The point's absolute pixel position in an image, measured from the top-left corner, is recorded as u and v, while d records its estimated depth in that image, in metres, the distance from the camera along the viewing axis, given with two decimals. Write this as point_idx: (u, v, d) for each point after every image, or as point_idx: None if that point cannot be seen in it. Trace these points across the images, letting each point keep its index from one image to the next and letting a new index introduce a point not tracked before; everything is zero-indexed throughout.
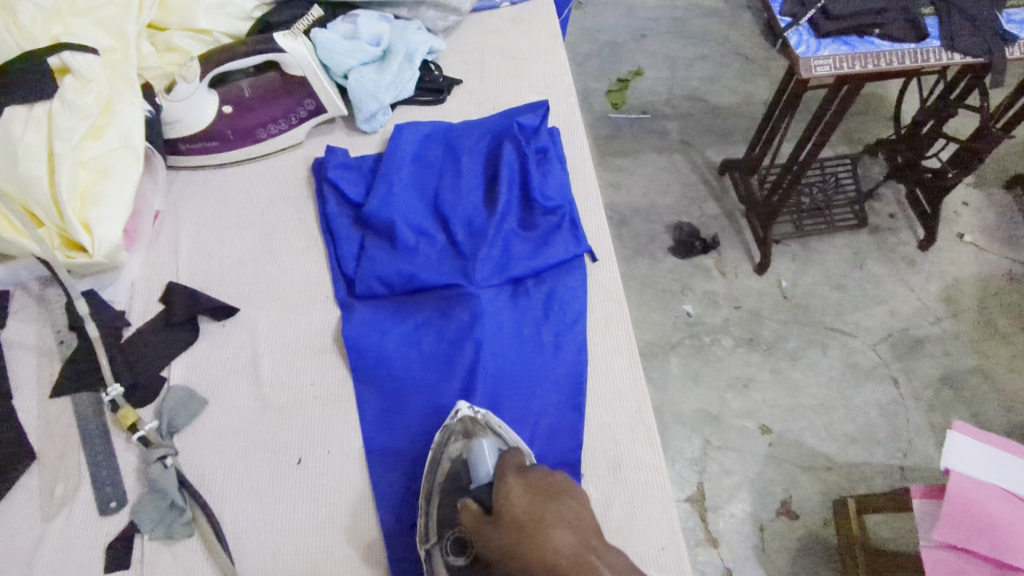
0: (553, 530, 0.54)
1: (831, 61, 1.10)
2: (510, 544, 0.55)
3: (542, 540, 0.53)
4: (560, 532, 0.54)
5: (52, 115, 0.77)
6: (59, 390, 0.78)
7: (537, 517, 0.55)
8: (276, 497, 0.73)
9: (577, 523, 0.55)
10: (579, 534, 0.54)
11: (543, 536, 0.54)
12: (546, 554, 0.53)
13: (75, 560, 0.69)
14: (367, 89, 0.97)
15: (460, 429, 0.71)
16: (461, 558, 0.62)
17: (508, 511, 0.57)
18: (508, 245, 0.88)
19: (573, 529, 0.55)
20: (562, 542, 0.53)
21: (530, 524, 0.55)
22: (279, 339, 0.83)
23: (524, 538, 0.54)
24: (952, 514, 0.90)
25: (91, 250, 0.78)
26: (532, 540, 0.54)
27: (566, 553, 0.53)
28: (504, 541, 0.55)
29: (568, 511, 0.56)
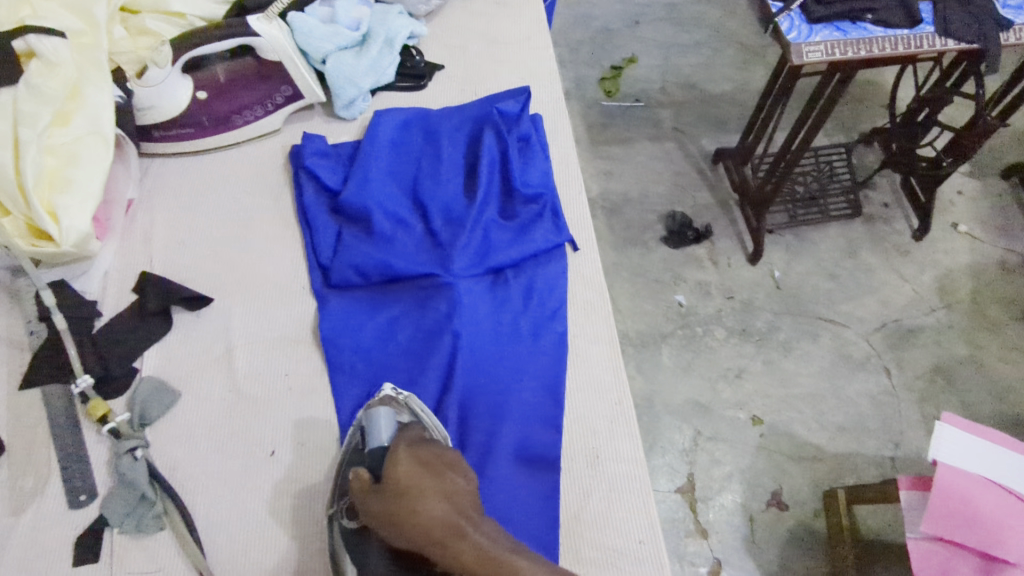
0: (429, 498, 0.51)
1: (822, 47, 1.08)
2: (387, 512, 0.52)
3: (417, 507, 0.50)
4: (436, 501, 0.51)
5: (15, 102, 0.75)
6: (30, 382, 0.77)
7: (414, 486, 0.52)
8: (249, 489, 0.72)
9: (454, 494, 0.52)
10: (455, 504, 0.51)
11: (418, 503, 0.51)
12: (417, 520, 0.50)
13: (43, 556, 0.68)
14: (346, 75, 0.95)
15: (375, 404, 0.68)
16: (354, 521, 0.61)
17: (391, 477, 0.54)
18: (487, 234, 0.87)
19: (450, 498, 0.52)
20: (436, 511, 0.50)
21: (409, 491, 0.52)
22: (254, 331, 0.82)
23: (401, 505, 0.51)
24: (940, 506, 0.88)
25: (57, 239, 0.76)
26: (408, 509, 0.51)
27: (438, 519, 0.50)
28: (380, 509, 0.52)
29: (446, 481, 0.53)
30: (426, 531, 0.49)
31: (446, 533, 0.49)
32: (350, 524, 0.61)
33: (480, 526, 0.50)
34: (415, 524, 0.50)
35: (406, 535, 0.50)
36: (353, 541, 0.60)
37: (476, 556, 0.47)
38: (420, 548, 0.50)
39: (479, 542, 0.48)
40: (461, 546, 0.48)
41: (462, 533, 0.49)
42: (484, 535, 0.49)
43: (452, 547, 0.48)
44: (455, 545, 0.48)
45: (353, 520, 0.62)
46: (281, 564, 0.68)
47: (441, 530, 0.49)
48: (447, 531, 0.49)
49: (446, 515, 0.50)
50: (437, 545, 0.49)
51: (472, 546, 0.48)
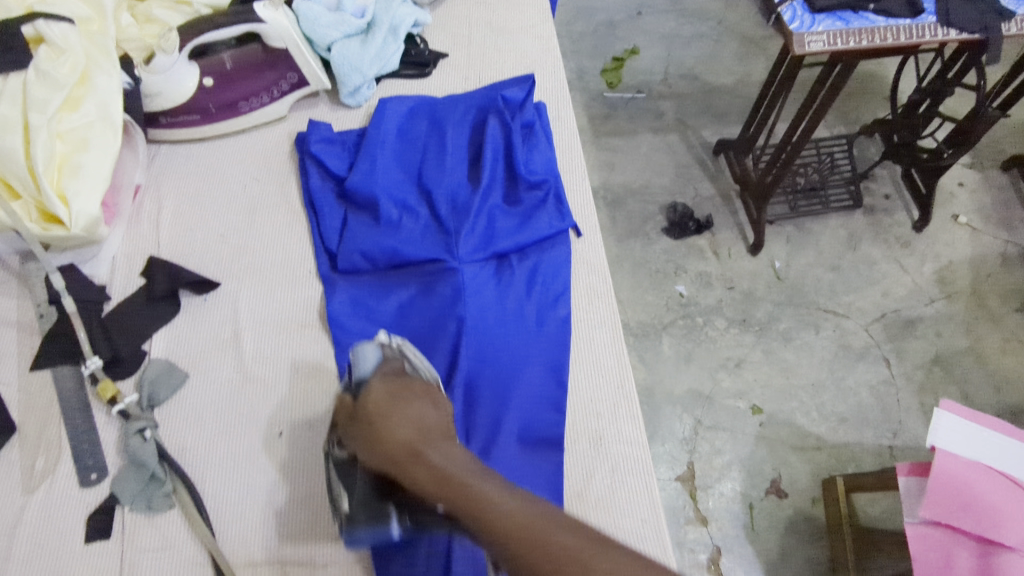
0: (396, 424, 0.53)
1: (825, 37, 1.09)
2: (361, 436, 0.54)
3: (384, 433, 0.53)
4: (402, 426, 0.53)
5: (26, 86, 0.77)
6: (40, 364, 0.78)
7: (385, 412, 0.54)
8: (258, 469, 0.73)
9: (422, 421, 0.54)
10: (419, 430, 0.53)
11: (385, 429, 0.53)
12: (384, 444, 0.52)
13: (56, 533, 0.69)
14: (350, 63, 0.96)
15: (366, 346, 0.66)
16: (343, 451, 0.62)
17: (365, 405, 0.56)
18: (492, 220, 0.88)
19: (417, 424, 0.53)
20: (399, 435, 0.52)
21: (379, 418, 0.54)
22: (262, 314, 0.83)
23: (372, 431, 0.53)
24: (938, 491, 0.89)
25: (68, 223, 0.77)
26: (377, 435, 0.53)
27: (401, 444, 0.51)
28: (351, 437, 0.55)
29: (415, 409, 0.55)
30: (390, 454, 0.51)
31: (406, 456, 0.51)
32: (340, 454, 0.62)
33: (441, 449, 0.51)
34: (382, 448, 0.52)
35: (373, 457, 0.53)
36: (342, 470, 0.61)
37: (429, 475, 0.49)
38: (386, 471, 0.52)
39: (434, 462, 0.50)
40: (417, 467, 0.50)
41: (419, 455, 0.50)
42: (442, 457, 0.50)
43: (409, 467, 0.50)
44: (412, 466, 0.50)
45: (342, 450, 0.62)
46: (290, 542, 0.69)
47: (401, 453, 0.51)
48: (406, 453, 0.51)
49: (406, 439, 0.51)
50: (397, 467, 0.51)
51: (427, 466, 0.49)
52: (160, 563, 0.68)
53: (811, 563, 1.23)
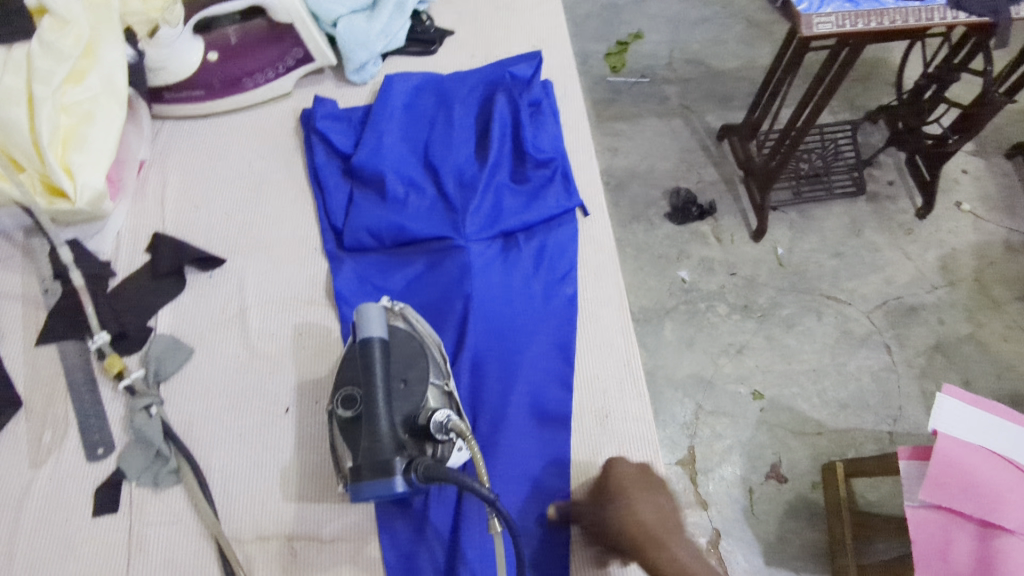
0: (639, 508, 0.61)
1: (833, 18, 1.08)
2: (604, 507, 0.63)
3: (630, 511, 0.61)
4: (644, 510, 0.61)
5: (30, 58, 0.76)
6: (45, 338, 0.78)
7: (626, 489, 0.63)
8: (264, 444, 0.73)
9: (664, 509, 0.62)
10: (662, 517, 0.61)
11: (629, 510, 0.61)
12: (631, 520, 0.61)
13: (63, 507, 0.69)
14: (357, 39, 0.95)
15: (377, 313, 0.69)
16: (349, 410, 0.62)
17: (612, 480, 0.64)
18: (499, 198, 0.87)
19: (660, 512, 0.61)
20: (646, 515, 0.61)
21: (624, 494, 0.63)
22: (267, 291, 0.83)
23: (617, 504, 0.62)
24: (937, 473, 0.90)
25: (73, 197, 0.78)
26: (621, 507, 0.62)
27: (645, 525, 0.60)
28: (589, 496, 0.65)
29: (656, 486, 0.63)
30: (635, 528, 0.60)
31: (647, 539, 0.60)
32: (345, 413, 0.62)
33: (683, 542, 0.60)
34: (629, 523, 0.61)
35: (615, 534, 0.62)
36: (348, 430, 0.62)
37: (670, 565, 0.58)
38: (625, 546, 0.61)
39: (677, 554, 0.58)
40: (662, 555, 0.59)
41: (665, 546, 0.59)
42: (683, 550, 0.59)
43: (652, 553, 0.59)
44: (659, 554, 0.59)
45: (348, 409, 0.62)
46: (296, 516, 0.69)
47: (645, 535, 0.60)
48: (653, 542, 0.59)
49: (651, 525, 0.60)
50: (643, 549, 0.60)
51: (669, 556, 0.58)
52: (167, 536, 0.68)
53: (810, 546, 1.24)
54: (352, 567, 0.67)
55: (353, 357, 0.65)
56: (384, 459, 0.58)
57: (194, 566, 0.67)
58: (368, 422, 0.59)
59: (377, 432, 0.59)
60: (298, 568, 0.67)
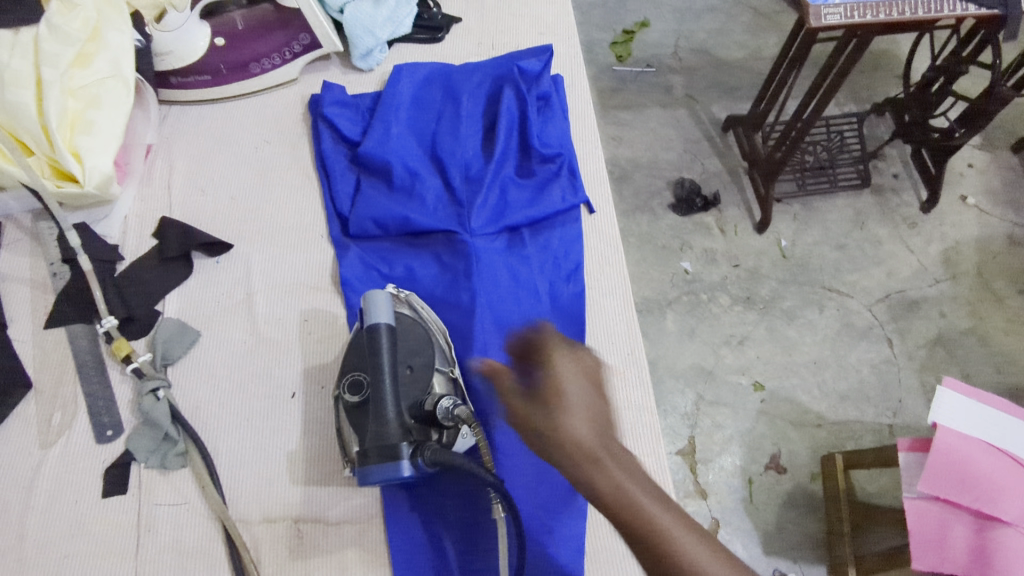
0: (573, 420, 0.54)
1: (842, 9, 1.07)
2: (536, 421, 0.55)
3: (561, 423, 0.53)
4: (580, 422, 0.54)
5: (38, 41, 0.76)
6: (53, 321, 0.79)
7: (561, 397, 0.55)
8: (270, 428, 0.74)
9: (600, 423, 0.54)
10: (599, 431, 0.54)
11: (564, 424, 0.53)
12: (562, 434, 0.53)
13: (72, 486, 0.70)
14: (363, 24, 0.95)
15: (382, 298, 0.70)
16: (356, 396, 0.62)
17: (547, 386, 0.56)
18: (504, 192, 0.88)
19: (595, 426, 0.54)
20: (581, 429, 0.53)
21: (558, 402, 0.55)
22: (273, 277, 0.83)
23: (547, 413, 0.54)
24: (938, 467, 0.90)
25: (81, 180, 0.78)
26: (552, 416, 0.54)
27: (579, 440, 0.52)
28: (520, 405, 0.57)
29: (594, 398, 0.55)
30: (568, 441, 0.53)
31: (584, 458, 0.52)
32: (352, 398, 0.62)
33: (621, 458, 0.52)
34: (561, 438, 0.53)
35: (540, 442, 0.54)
36: (355, 415, 0.62)
37: (608, 485, 0.50)
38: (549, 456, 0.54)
39: (614, 473, 0.51)
40: (599, 476, 0.51)
41: (599, 463, 0.51)
42: (622, 468, 0.52)
43: (589, 471, 0.51)
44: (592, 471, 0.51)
45: (355, 395, 0.62)
46: (302, 500, 0.70)
47: (583, 452, 0.52)
48: (585, 455, 0.52)
49: (585, 440, 0.52)
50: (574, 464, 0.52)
51: (606, 475, 0.51)
52: (175, 517, 0.69)
53: (807, 536, 1.25)
54: (357, 550, 0.68)
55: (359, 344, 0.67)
56: (389, 444, 0.59)
57: (200, 548, 0.68)
58: (373, 405, 0.60)
59: (381, 417, 0.60)
60: (305, 550, 0.68)
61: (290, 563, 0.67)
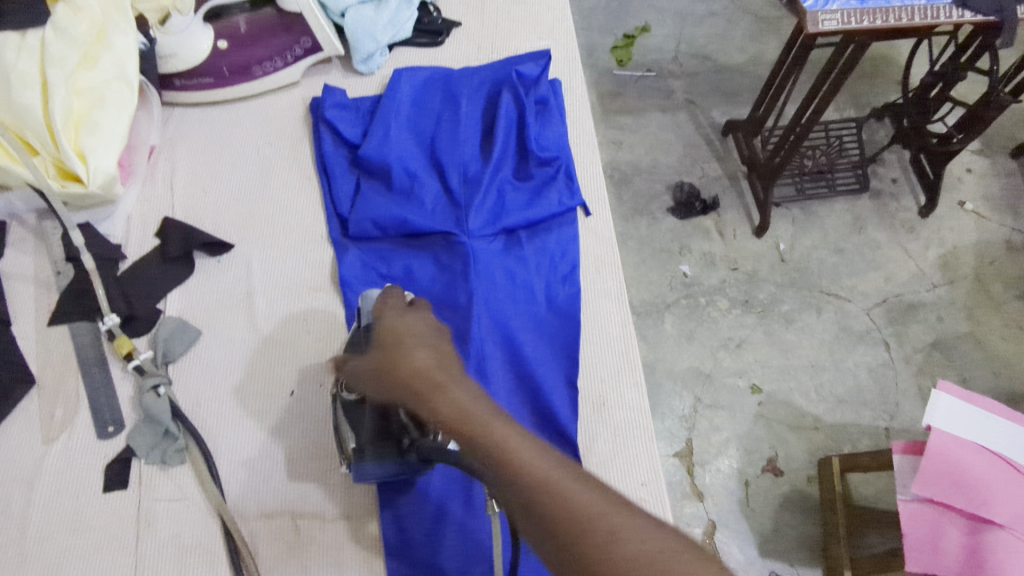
0: (418, 354, 0.56)
1: (839, 15, 1.09)
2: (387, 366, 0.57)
3: (406, 362, 0.56)
4: (424, 356, 0.56)
5: (44, 43, 0.78)
6: (57, 319, 0.80)
7: (404, 341, 0.58)
8: (270, 426, 0.75)
9: (442, 357, 0.57)
10: (442, 363, 0.56)
11: (410, 359, 0.56)
12: (409, 370, 0.55)
13: (74, 482, 0.71)
14: (365, 28, 0.96)
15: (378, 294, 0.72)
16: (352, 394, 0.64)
17: (393, 337, 0.59)
18: (502, 194, 0.89)
19: (437, 359, 0.56)
20: (422, 361, 0.55)
21: (402, 346, 0.57)
22: (274, 277, 0.85)
23: (393, 358, 0.57)
24: (931, 469, 0.91)
25: (86, 180, 0.79)
26: (399, 359, 0.57)
27: (423, 372, 0.55)
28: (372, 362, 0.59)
29: (438, 341, 0.58)
30: (412, 374, 0.55)
31: (427, 388, 0.53)
32: (348, 396, 0.65)
33: (462, 386, 0.54)
34: (407, 375, 0.55)
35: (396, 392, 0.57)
36: (352, 412, 0.65)
37: (450, 407, 0.52)
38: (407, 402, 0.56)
39: (456, 396, 0.52)
40: (439, 399, 0.52)
41: (440, 390, 0.53)
42: (463, 393, 0.53)
43: (430, 400, 0.53)
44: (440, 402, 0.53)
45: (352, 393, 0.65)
46: (299, 497, 0.71)
47: (424, 384, 0.54)
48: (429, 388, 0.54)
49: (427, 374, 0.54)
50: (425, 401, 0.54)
51: (448, 399, 0.52)
52: (175, 513, 0.70)
53: (804, 538, 1.26)
54: (353, 545, 0.69)
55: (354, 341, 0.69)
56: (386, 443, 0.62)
57: (199, 543, 0.69)
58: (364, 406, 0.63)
59: (375, 417, 0.62)
60: (303, 546, 0.69)
61: (287, 559, 0.68)
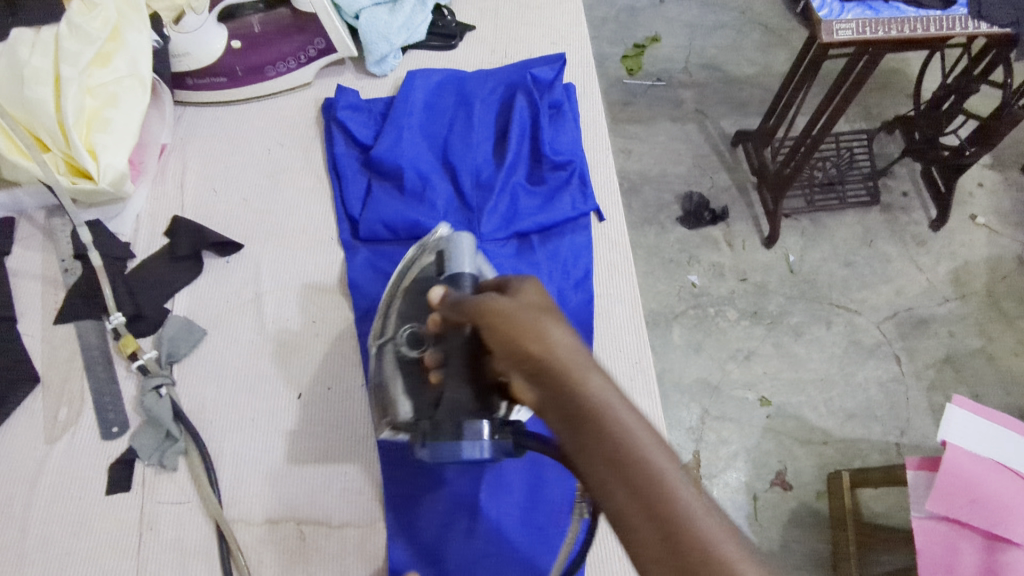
0: (562, 326, 0.41)
1: (854, 25, 1.08)
2: (510, 318, 0.42)
3: (541, 324, 0.41)
4: (567, 330, 0.41)
5: (58, 39, 0.77)
6: (62, 317, 0.79)
7: (544, 303, 0.44)
8: (275, 428, 0.74)
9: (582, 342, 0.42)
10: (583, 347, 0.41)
11: (551, 323, 0.41)
12: (542, 334, 0.40)
13: (76, 483, 0.70)
14: (379, 31, 0.96)
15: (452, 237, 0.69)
16: (414, 351, 0.64)
17: (527, 295, 0.45)
18: (515, 199, 0.88)
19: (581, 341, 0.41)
20: (563, 334, 0.41)
21: (539, 308, 0.43)
22: (283, 278, 0.83)
23: (518, 315, 0.42)
24: (946, 487, 0.89)
25: (96, 176, 0.79)
26: (530, 317, 0.42)
27: (562, 343, 0.40)
28: (492, 307, 0.44)
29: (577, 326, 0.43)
30: (550, 338, 0.40)
31: (567, 360, 0.39)
32: (410, 352, 0.64)
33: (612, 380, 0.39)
34: (540, 337, 0.40)
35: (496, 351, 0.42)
36: (410, 367, 0.63)
37: (597, 397, 0.37)
38: (515, 371, 0.41)
39: (603, 386, 0.37)
40: (583, 377, 0.38)
41: (587, 371, 0.38)
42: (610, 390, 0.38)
43: (571, 375, 0.38)
44: (586, 384, 0.37)
45: (414, 350, 0.64)
46: (303, 502, 0.69)
47: (566, 358, 0.39)
48: (572, 370, 0.38)
49: (577, 348, 0.39)
50: (561, 381, 0.38)
51: (596, 388, 0.37)
52: (178, 516, 0.69)
53: (813, 555, 1.23)
54: (360, 552, 0.67)
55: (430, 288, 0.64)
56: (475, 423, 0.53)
57: (201, 546, 0.67)
58: (453, 372, 0.52)
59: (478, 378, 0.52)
60: (307, 552, 0.67)
61: (290, 565, 0.66)
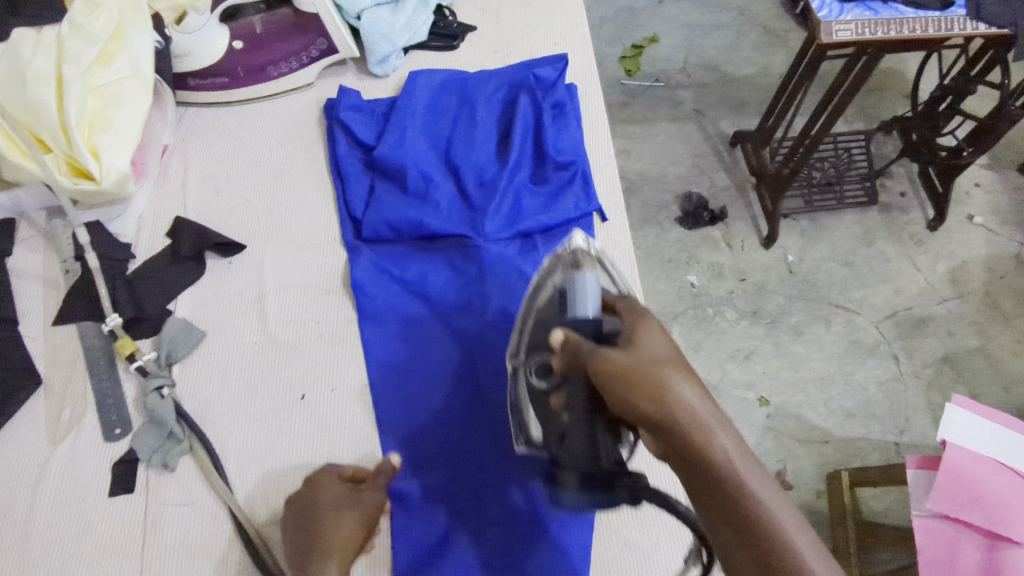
0: (685, 385, 0.48)
1: (853, 26, 1.08)
2: (632, 377, 0.48)
3: (667, 384, 0.47)
4: (690, 389, 0.48)
5: (61, 39, 0.77)
6: (64, 319, 0.79)
7: (664, 357, 0.50)
8: (279, 428, 0.73)
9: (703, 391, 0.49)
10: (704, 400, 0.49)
11: (674, 383, 0.47)
12: (668, 396, 0.47)
13: (80, 484, 0.70)
14: (381, 31, 0.96)
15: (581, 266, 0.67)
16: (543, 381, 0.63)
17: (645, 349, 0.50)
18: (518, 199, 0.87)
19: (703, 397, 0.48)
20: (689, 393, 0.47)
21: (660, 365, 0.49)
22: (286, 278, 0.83)
23: (639, 373, 0.48)
24: (947, 486, 0.89)
25: (99, 177, 0.78)
26: (655, 378, 0.48)
27: (685, 404, 0.47)
28: (610, 362, 0.50)
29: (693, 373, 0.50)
30: (679, 402, 0.47)
31: (692, 423, 0.46)
32: (539, 382, 0.63)
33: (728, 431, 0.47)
34: (666, 401, 0.47)
35: (624, 403, 0.48)
36: (540, 397, 0.63)
37: (722, 459, 0.45)
38: (638, 423, 0.48)
39: (727, 447, 0.46)
40: (706, 440, 0.46)
41: (711, 433, 0.46)
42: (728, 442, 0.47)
43: (697, 438, 0.46)
44: (710, 445, 0.45)
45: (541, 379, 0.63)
46: None
47: (691, 421, 0.46)
48: (698, 434, 0.46)
49: (701, 411, 0.47)
50: (693, 443, 0.46)
51: (721, 449, 0.45)
52: (183, 517, 0.68)
53: None
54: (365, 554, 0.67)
55: (551, 319, 0.64)
56: (598, 472, 0.54)
57: (205, 548, 0.67)
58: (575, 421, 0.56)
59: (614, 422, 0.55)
60: None
61: None
